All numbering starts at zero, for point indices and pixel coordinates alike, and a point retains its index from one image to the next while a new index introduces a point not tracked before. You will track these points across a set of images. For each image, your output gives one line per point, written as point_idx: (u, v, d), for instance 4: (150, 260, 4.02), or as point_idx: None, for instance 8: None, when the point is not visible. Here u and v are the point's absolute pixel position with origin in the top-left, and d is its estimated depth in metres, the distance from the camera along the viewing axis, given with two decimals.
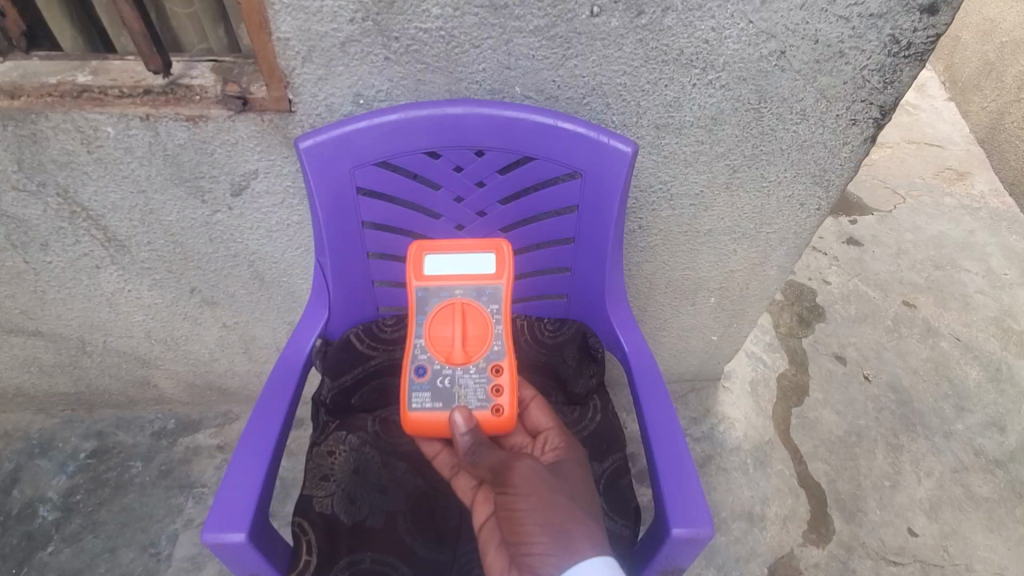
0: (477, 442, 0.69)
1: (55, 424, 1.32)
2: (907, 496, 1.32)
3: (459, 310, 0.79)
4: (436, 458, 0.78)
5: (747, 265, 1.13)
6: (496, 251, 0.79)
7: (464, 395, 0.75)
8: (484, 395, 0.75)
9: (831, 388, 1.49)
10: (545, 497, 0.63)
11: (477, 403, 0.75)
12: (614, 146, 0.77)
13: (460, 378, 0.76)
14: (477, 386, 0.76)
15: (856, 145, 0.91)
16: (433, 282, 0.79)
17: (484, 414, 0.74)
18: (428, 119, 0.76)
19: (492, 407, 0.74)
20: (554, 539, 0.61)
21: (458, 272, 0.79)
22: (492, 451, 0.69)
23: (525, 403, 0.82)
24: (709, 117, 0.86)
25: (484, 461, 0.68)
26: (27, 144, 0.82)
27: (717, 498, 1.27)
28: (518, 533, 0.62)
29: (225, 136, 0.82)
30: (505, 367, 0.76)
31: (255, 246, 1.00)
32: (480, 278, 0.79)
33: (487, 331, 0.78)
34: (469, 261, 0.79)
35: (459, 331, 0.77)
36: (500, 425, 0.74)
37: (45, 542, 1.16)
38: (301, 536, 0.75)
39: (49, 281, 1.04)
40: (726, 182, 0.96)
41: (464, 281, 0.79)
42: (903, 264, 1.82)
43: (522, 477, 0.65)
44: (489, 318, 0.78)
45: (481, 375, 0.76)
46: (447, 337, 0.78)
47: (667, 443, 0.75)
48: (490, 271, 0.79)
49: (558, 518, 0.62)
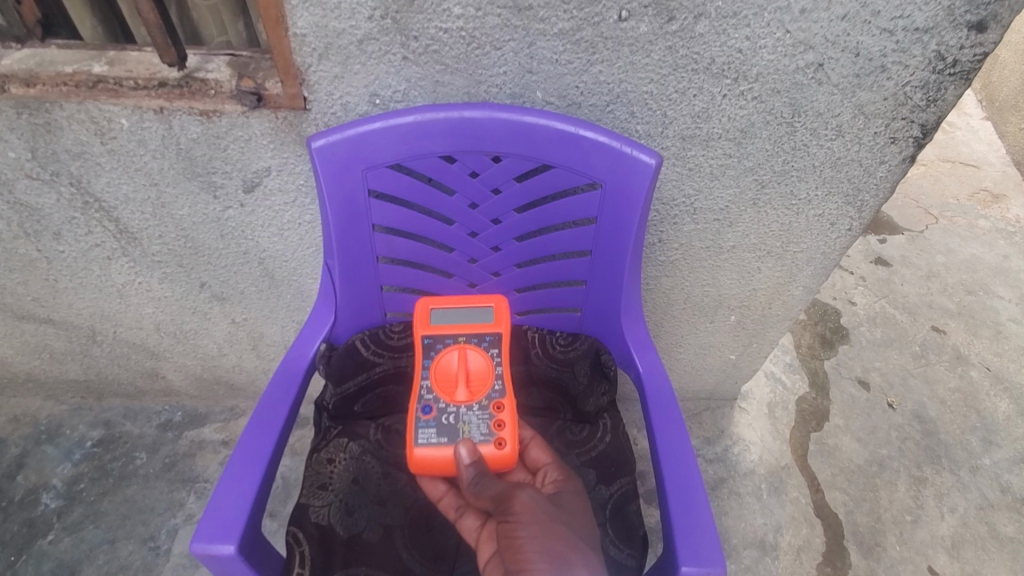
0: (480, 474, 0.68)
1: (63, 410, 1.33)
2: (929, 532, 1.25)
3: (467, 351, 0.78)
4: (440, 500, 0.74)
5: (771, 285, 1.08)
6: (495, 306, 0.80)
7: (468, 430, 0.73)
8: (487, 429, 0.73)
9: (852, 414, 1.43)
10: (545, 525, 0.61)
11: (480, 437, 0.72)
12: (638, 156, 0.73)
13: (465, 414, 0.74)
14: (481, 421, 0.74)
15: (894, 165, 0.86)
16: (438, 331, 0.79)
17: (488, 448, 0.71)
18: (445, 123, 0.73)
19: (495, 441, 0.72)
20: (554, 566, 0.58)
21: (461, 321, 0.80)
22: (494, 482, 0.67)
23: (526, 442, 0.79)
24: (739, 129, 0.82)
25: (485, 492, 0.67)
26: (41, 133, 0.81)
27: (727, 523, 1.23)
28: (519, 560, 0.59)
29: (238, 131, 0.81)
30: (506, 405, 0.74)
31: (266, 244, 0.98)
32: (480, 326, 0.79)
33: (490, 369, 0.77)
34: (471, 314, 0.80)
35: (464, 368, 0.77)
36: (502, 461, 0.71)
37: (46, 531, 1.15)
38: (295, 547, 0.72)
39: (61, 270, 1.03)
40: (753, 198, 0.91)
41: (467, 329, 0.79)
42: (932, 288, 1.75)
43: (523, 505, 0.63)
44: (490, 359, 0.77)
45: (485, 412, 0.74)
46: (450, 374, 0.77)
47: (679, 474, 0.70)
48: (480, 323, 0.80)
49: (558, 546, 0.59)
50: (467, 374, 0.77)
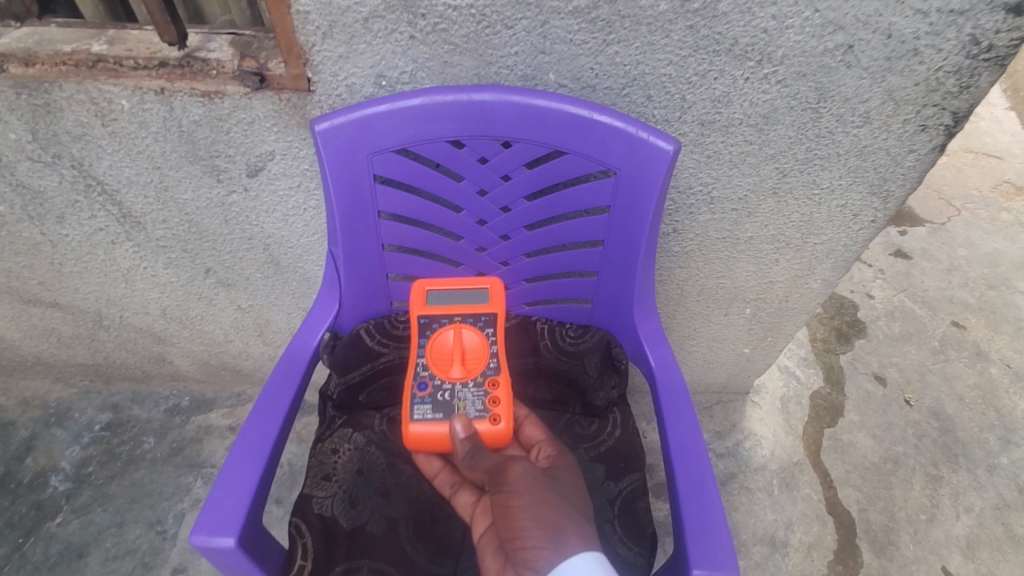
0: (476, 448, 0.67)
1: (72, 393, 1.33)
2: (943, 532, 1.22)
3: (463, 328, 0.76)
4: (436, 477, 0.74)
5: (788, 277, 1.05)
6: (491, 287, 0.78)
7: (463, 407, 0.72)
8: (482, 405, 0.72)
9: (868, 410, 1.40)
10: (539, 495, 0.62)
11: (475, 413, 0.71)
12: (654, 142, 0.70)
13: (459, 391, 0.73)
14: (476, 397, 0.72)
15: (923, 154, 0.82)
16: (434, 310, 0.77)
17: (483, 424, 0.71)
18: (453, 105, 0.70)
19: (491, 418, 0.71)
20: (548, 534, 0.58)
21: (457, 300, 0.78)
22: (489, 456, 0.67)
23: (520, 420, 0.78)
24: (761, 115, 0.78)
25: (480, 466, 0.67)
26: (41, 114, 0.80)
27: (737, 519, 1.21)
28: (512, 529, 0.59)
29: (241, 113, 0.78)
30: (500, 381, 0.73)
31: (272, 230, 0.96)
32: (475, 306, 0.77)
33: (486, 347, 0.75)
34: (467, 294, 0.78)
35: (459, 345, 0.75)
36: (497, 436, 0.71)
37: (54, 513, 1.16)
38: (297, 538, 0.70)
39: (66, 254, 1.02)
40: (774, 186, 0.88)
41: (463, 308, 0.77)
42: (953, 282, 1.70)
43: (517, 476, 0.64)
44: (486, 337, 0.76)
45: (480, 390, 0.73)
46: (446, 352, 0.75)
47: (692, 473, 0.68)
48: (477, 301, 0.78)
49: (551, 514, 0.60)
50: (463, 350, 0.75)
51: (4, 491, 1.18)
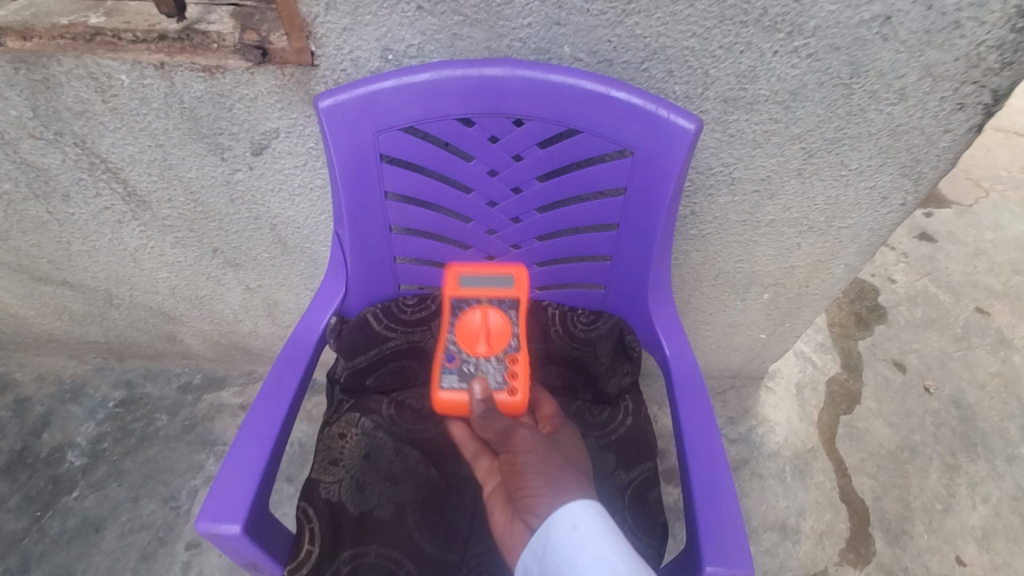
0: (489, 411, 0.69)
1: (86, 370, 1.35)
2: (959, 522, 1.20)
3: (488, 310, 0.76)
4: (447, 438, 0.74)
5: (810, 262, 1.01)
6: (517, 273, 0.76)
7: (484, 379, 0.73)
8: (502, 378, 0.73)
9: (885, 397, 1.37)
10: (543, 453, 0.62)
11: (495, 384, 0.72)
12: (674, 121, 0.66)
13: (483, 365, 0.74)
14: (497, 371, 0.73)
15: (959, 134, 0.77)
16: (465, 291, 0.76)
17: (500, 396, 0.71)
18: (463, 81, 0.67)
19: (508, 391, 0.71)
20: (550, 486, 0.58)
21: (484, 281, 0.77)
22: (499, 418, 0.68)
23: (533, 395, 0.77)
24: (788, 91, 0.74)
25: (489, 427, 0.67)
26: (41, 90, 0.78)
27: (748, 505, 1.19)
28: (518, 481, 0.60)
29: (244, 89, 0.76)
30: (520, 358, 0.73)
31: (278, 210, 0.94)
32: (501, 290, 0.76)
33: (509, 327, 0.76)
34: (493, 279, 0.76)
35: (484, 324, 0.75)
36: (513, 407, 0.71)
37: (70, 488, 1.18)
38: (305, 523, 0.69)
39: (74, 232, 1.02)
40: (799, 167, 0.83)
41: (489, 291, 0.76)
42: (978, 266, 1.64)
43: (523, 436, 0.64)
44: (510, 316, 0.76)
45: (501, 365, 0.74)
46: (472, 329, 0.75)
47: (706, 467, 0.66)
48: (499, 282, 0.76)
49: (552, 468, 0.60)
50: (490, 333, 0.75)
51: (21, 466, 1.20)
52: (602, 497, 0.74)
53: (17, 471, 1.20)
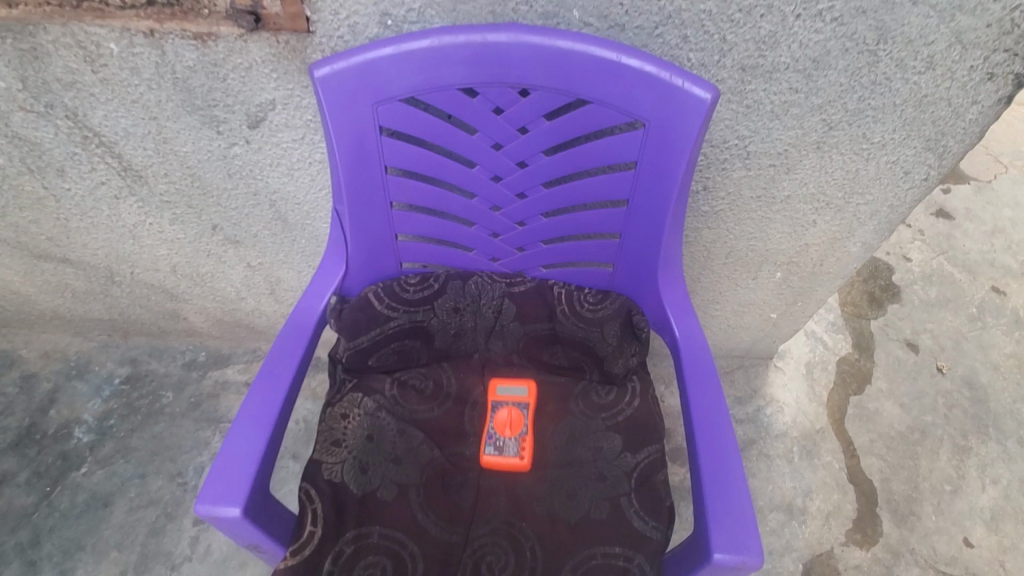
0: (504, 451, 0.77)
1: (92, 347, 1.34)
2: (968, 504, 1.18)
3: (515, 407, 0.81)
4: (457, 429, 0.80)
5: (825, 239, 0.97)
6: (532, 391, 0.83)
7: (496, 446, 0.78)
8: (510, 448, 0.77)
9: (896, 378, 1.34)
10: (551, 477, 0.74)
11: (504, 451, 0.77)
12: (689, 90, 0.63)
13: (497, 439, 0.78)
14: (507, 445, 0.78)
15: (987, 106, 0.73)
16: (498, 389, 0.83)
17: (507, 460, 0.76)
18: (466, 48, 0.63)
19: (515, 456, 0.77)
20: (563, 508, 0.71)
21: (511, 386, 0.83)
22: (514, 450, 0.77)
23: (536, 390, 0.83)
24: (810, 59, 0.70)
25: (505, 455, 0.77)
26: (29, 60, 0.75)
27: (754, 485, 1.18)
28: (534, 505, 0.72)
29: (238, 58, 0.73)
30: (528, 438, 0.78)
31: (277, 185, 0.92)
32: (522, 396, 0.82)
33: (526, 417, 0.80)
34: (516, 390, 0.83)
35: (505, 412, 0.81)
36: (516, 466, 0.76)
37: (78, 464, 1.18)
38: (307, 504, 0.68)
39: (71, 208, 1.00)
40: (818, 140, 0.80)
41: (514, 395, 0.83)
42: (997, 244, 1.60)
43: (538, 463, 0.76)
44: (526, 411, 0.81)
45: (512, 444, 0.78)
46: (495, 413, 0.81)
47: (716, 452, 0.65)
48: (523, 390, 0.83)
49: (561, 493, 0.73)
50: (517, 421, 0.79)
51: (29, 442, 1.21)
52: (608, 479, 0.73)
53: (25, 447, 1.20)
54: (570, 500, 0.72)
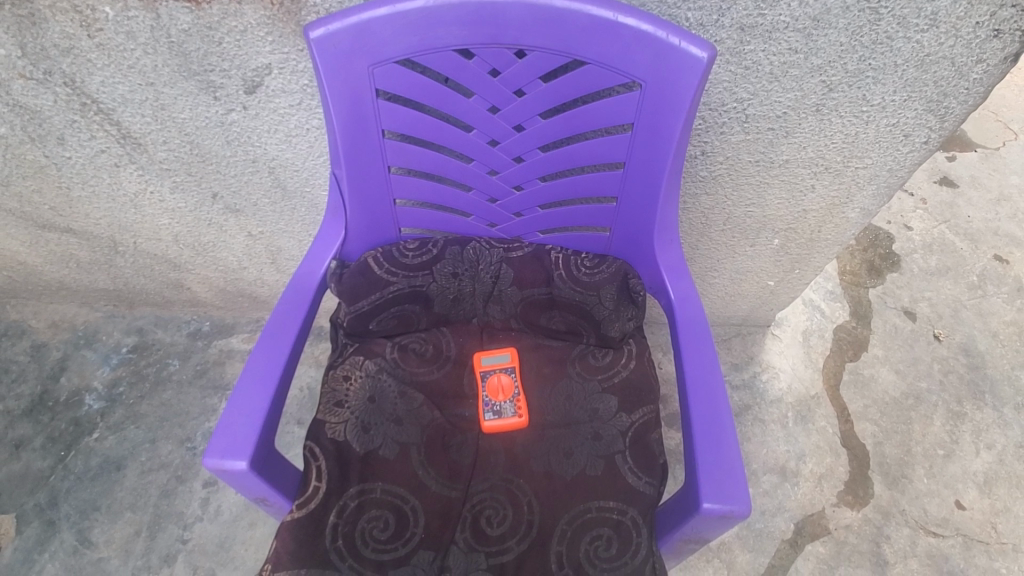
0: (502, 413, 0.78)
1: (98, 317, 1.37)
2: (961, 467, 1.21)
3: (503, 373, 0.82)
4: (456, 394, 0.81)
5: (823, 206, 0.98)
6: (516, 356, 0.84)
7: (494, 409, 0.78)
8: (508, 409, 0.78)
9: (893, 345, 1.36)
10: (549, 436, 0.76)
11: (502, 413, 0.78)
12: (686, 49, 0.62)
13: (493, 404, 0.78)
14: (503, 407, 0.78)
15: (993, 65, 0.72)
16: (484, 361, 0.83)
17: (508, 421, 0.77)
18: (461, 9, 0.63)
19: (514, 417, 0.78)
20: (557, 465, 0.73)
21: (496, 355, 0.84)
22: (511, 412, 0.78)
23: (529, 356, 0.84)
24: (810, 17, 0.69)
25: (505, 417, 0.78)
26: (26, 26, 0.74)
27: (750, 448, 1.21)
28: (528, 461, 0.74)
29: (232, 22, 0.72)
30: (522, 399, 0.79)
31: (275, 152, 0.92)
32: (508, 362, 0.83)
33: (516, 381, 0.81)
34: (500, 359, 0.83)
35: (495, 378, 0.81)
36: (516, 425, 0.78)
37: (90, 430, 1.22)
38: (312, 461, 0.71)
39: (72, 177, 1.00)
40: (817, 103, 0.79)
41: (499, 363, 0.83)
42: (1001, 212, 1.59)
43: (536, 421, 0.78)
44: (514, 374, 0.82)
45: (507, 407, 0.78)
46: (485, 381, 0.81)
47: (706, 408, 0.67)
48: (506, 357, 0.84)
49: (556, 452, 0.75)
50: (509, 385, 0.80)
51: (42, 409, 1.24)
52: (603, 438, 0.75)
53: (39, 414, 1.23)
54: (567, 459, 0.74)
